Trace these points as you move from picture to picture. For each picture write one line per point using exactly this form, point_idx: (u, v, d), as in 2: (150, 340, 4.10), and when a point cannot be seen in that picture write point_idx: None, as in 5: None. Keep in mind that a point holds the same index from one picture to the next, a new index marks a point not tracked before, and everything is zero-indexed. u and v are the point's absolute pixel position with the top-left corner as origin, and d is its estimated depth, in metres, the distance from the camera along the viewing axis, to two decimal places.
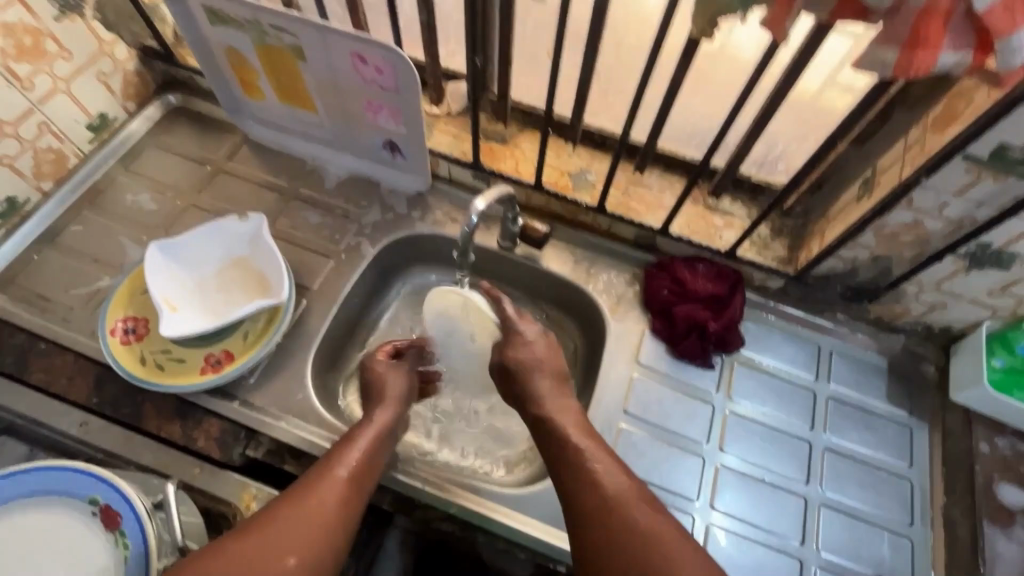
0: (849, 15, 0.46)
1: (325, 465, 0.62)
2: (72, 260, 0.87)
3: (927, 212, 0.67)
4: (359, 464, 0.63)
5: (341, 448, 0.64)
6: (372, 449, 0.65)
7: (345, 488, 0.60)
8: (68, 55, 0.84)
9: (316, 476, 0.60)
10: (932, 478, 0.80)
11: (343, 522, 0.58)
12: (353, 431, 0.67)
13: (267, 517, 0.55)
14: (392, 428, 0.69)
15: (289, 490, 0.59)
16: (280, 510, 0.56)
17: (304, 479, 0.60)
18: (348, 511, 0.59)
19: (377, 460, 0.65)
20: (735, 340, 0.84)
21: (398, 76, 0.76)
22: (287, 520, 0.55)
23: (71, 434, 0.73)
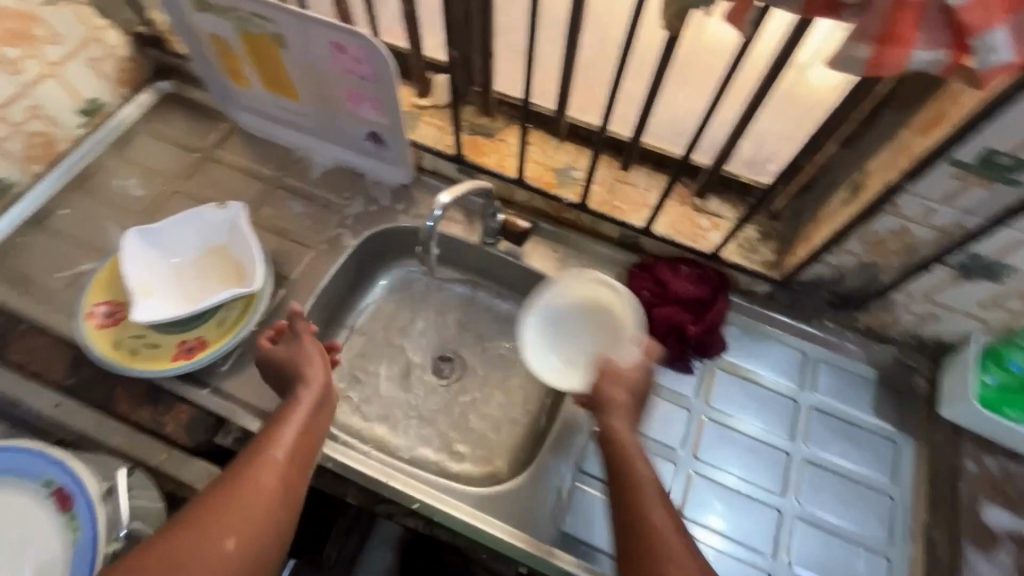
0: (822, 8, 0.44)
1: (256, 449, 0.60)
2: (58, 243, 0.89)
3: (914, 219, 0.64)
4: (294, 443, 0.62)
5: (272, 428, 0.62)
6: (307, 427, 0.64)
7: (281, 471, 0.59)
8: (59, 40, 0.85)
9: (248, 461, 0.59)
10: (915, 496, 0.77)
11: (281, 504, 0.57)
12: (284, 409, 0.65)
13: (201, 511, 0.54)
14: (325, 400, 0.68)
15: (220, 480, 0.57)
16: (213, 501, 0.55)
17: (236, 465, 0.58)
18: (286, 494, 0.58)
19: (314, 437, 0.64)
20: (716, 345, 0.82)
21: (376, 66, 0.76)
22: (222, 510, 0.54)
23: (45, 414, 0.74)
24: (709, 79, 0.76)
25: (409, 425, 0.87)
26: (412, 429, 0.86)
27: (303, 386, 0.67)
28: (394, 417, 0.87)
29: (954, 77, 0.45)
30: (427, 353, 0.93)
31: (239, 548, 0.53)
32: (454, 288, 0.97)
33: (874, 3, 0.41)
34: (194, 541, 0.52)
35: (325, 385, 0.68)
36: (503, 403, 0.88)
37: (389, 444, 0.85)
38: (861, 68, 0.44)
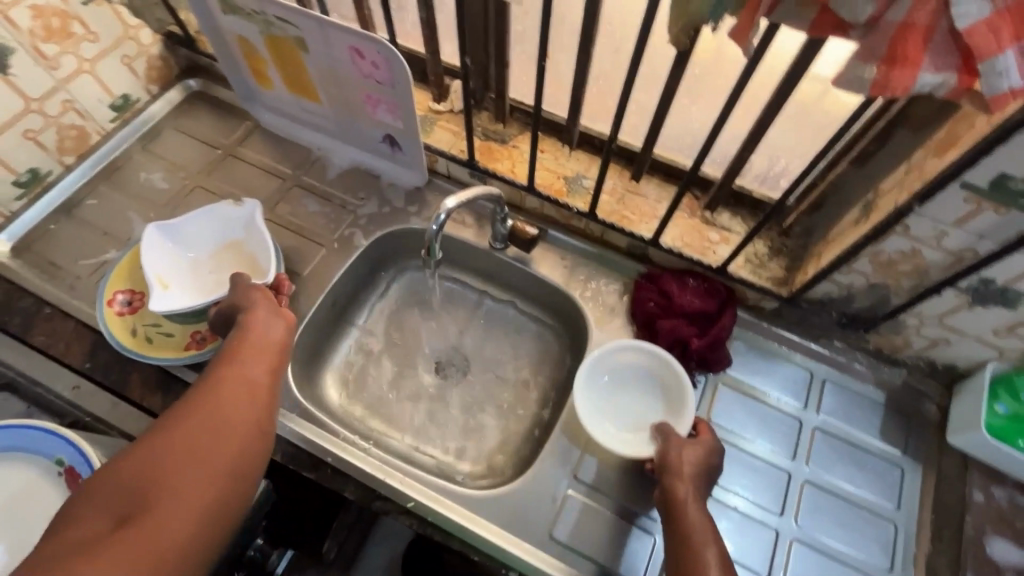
0: (828, 28, 0.44)
1: (211, 376, 0.57)
2: (85, 232, 0.92)
3: (926, 242, 0.63)
4: (250, 363, 0.59)
5: (225, 357, 0.60)
6: (263, 349, 0.62)
7: (243, 388, 0.56)
8: (94, 38, 0.89)
9: (204, 387, 0.55)
10: (920, 524, 0.75)
11: (253, 417, 0.55)
12: (234, 340, 0.62)
13: (164, 436, 0.50)
14: (276, 325, 0.66)
15: (178, 409, 0.53)
16: (176, 425, 0.51)
17: (192, 393, 0.55)
18: (256, 408, 0.55)
19: (273, 356, 0.62)
20: (720, 360, 0.81)
21: (393, 71, 0.77)
22: (189, 429, 0.50)
23: (63, 396, 0.77)
24: (722, 92, 0.76)
25: (411, 424, 0.88)
26: (414, 428, 0.88)
27: (252, 317, 0.66)
28: (397, 414, 0.89)
29: (964, 101, 0.45)
30: (433, 354, 0.94)
31: (220, 459, 0.50)
32: (461, 290, 0.98)
33: (881, 24, 0.41)
34: (170, 445, 0.49)
35: (277, 312, 0.68)
36: (504, 408, 0.89)
37: (390, 442, 0.86)
38: (867, 89, 0.44)
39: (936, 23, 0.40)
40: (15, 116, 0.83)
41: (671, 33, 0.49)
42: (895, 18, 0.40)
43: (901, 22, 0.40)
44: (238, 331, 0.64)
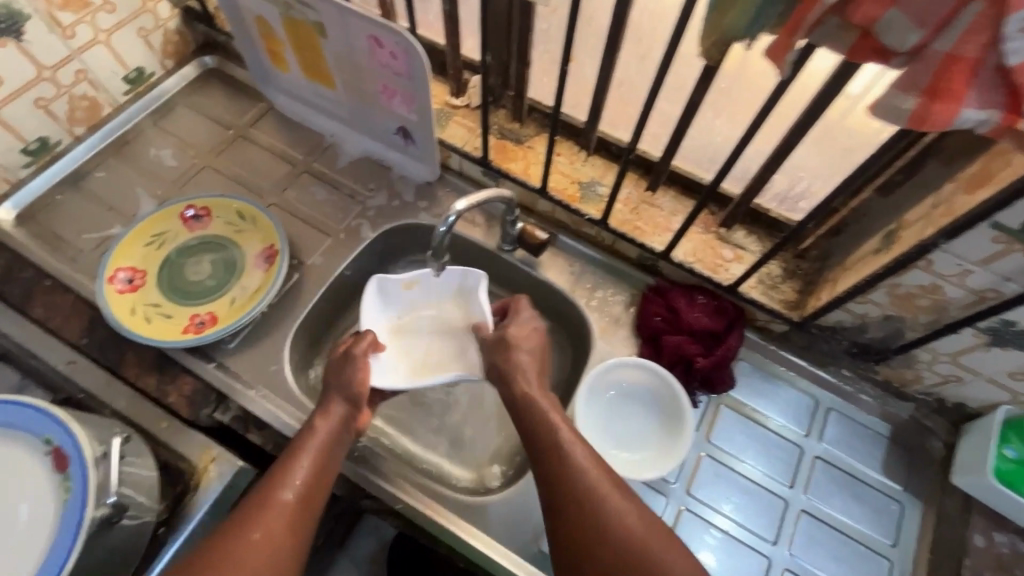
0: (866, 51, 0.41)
1: (269, 487, 0.62)
2: (90, 205, 0.92)
3: (948, 278, 0.60)
4: (306, 481, 0.63)
5: (286, 464, 0.64)
6: (322, 465, 0.65)
7: (292, 511, 0.60)
8: (112, 8, 0.88)
9: (260, 501, 0.60)
10: (916, 563, 0.74)
11: (292, 544, 0.59)
12: (297, 444, 0.66)
13: (215, 556, 0.55)
14: (339, 435, 0.68)
15: (234, 521, 0.59)
16: (227, 545, 0.56)
17: (249, 505, 0.60)
18: (296, 533, 0.60)
19: (327, 472, 0.65)
20: (724, 380, 0.80)
21: (412, 64, 0.75)
22: (234, 554, 0.56)
23: (57, 369, 0.75)
24: (747, 107, 0.73)
25: (405, 421, 0.86)
26: (408, 425, 0.86)
27: (318, 420, 0.68)
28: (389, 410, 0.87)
29: (1005, 138, 0.43)
30: None
31: None
32: None
33: (924, 53, 0.39)
34: None
35: (343, 419, 0.69)
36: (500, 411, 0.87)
37: (382, 439, 0.84)
38: (903, 120, 0.42)
39: (985, 57, 0.38)
40: (27, 83, 0.82)
41: (701, 45, 0.47)
42: (940, 47, 0.38)
43: (946, 52, 0.38)
44: (296, 441, 0.66)
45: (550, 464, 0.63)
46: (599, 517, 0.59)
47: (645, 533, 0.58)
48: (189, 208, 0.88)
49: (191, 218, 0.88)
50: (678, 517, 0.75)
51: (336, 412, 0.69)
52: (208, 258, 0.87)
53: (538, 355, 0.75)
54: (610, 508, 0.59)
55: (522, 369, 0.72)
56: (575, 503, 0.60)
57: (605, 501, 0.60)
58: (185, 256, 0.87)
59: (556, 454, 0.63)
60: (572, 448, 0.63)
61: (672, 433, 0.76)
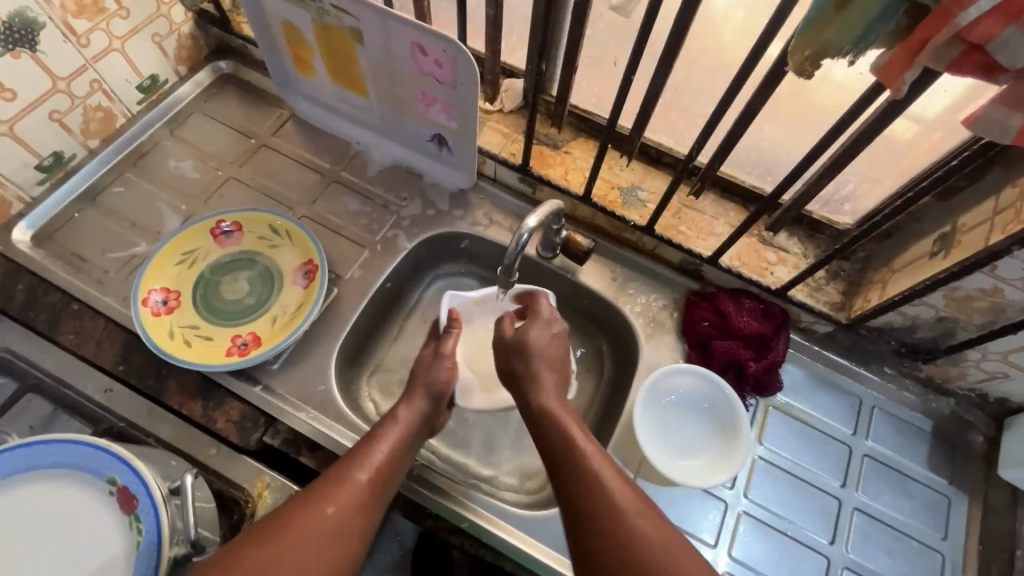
0: (972, 68, 0.41)
1: (347, 465, 0.63)
2: (110, 222, 0.87)
3: (1009, 282, 0.62)
4: (382, 466, 0.65)
5: (366, 448, 0.65)
6: (397, 452, 0.67)
7: (364, 493, 0.62)
8: (126, 14, 0.83)
9: (338, 478, 0.62)
10: (965, 554, 0.76)
11: (359, 527, 0.60)
12: (380, 429, 0.68)
13: (284, 523, 0.57)
14: (418, 430, 0.71)
15: (308, 492, 0.60)
16: (297, 513, 0.58)
17: (326, 478, 0.62)
18: (365, 515, 0.61)
19: (401, 463, 0.67)
20: (774, 384, 0.81)
21: (457, 71, 0.73)
22: (305, 524, 0.57)
23: (95, 399, 0.74)
24: None
25: (453, 435, 0.84)
26: (456, 438, 0.84)
27: (403, 410, 0.70)
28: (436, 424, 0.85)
29: None
30: None
31: None
32: None
33: None
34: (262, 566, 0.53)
35: (423, 414, 0.72)
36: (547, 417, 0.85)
37: (431, 453, 0.82)
38: (1009, 136, 0.43)
39: None
40: (42, 95, 0.78)
41: (793, 60, 0.46)
42: None
43: None
44: (375, 428, 0.68)
45: (572, 474, 0.58)
46: (624, 535, 0.52)
47: (676, 556, 0.51)
48: (221, 223, 0.84)
49: (222, 233, 0.84)
50: (737, 523, 0.76)
51: (417, 406, 0.71)
52: (242, 275, 0.84)
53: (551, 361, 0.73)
54: (633, 530, 0.53)
55: (536, 376, 0.71)
56: (594, 523, 0.54)
57: (628, 520, 0.54)
58: (219, 273, 0.84)
59: (578, 467, 0.58)
60: (593, 461, 0.59)
61: (728, 439, 0.76)
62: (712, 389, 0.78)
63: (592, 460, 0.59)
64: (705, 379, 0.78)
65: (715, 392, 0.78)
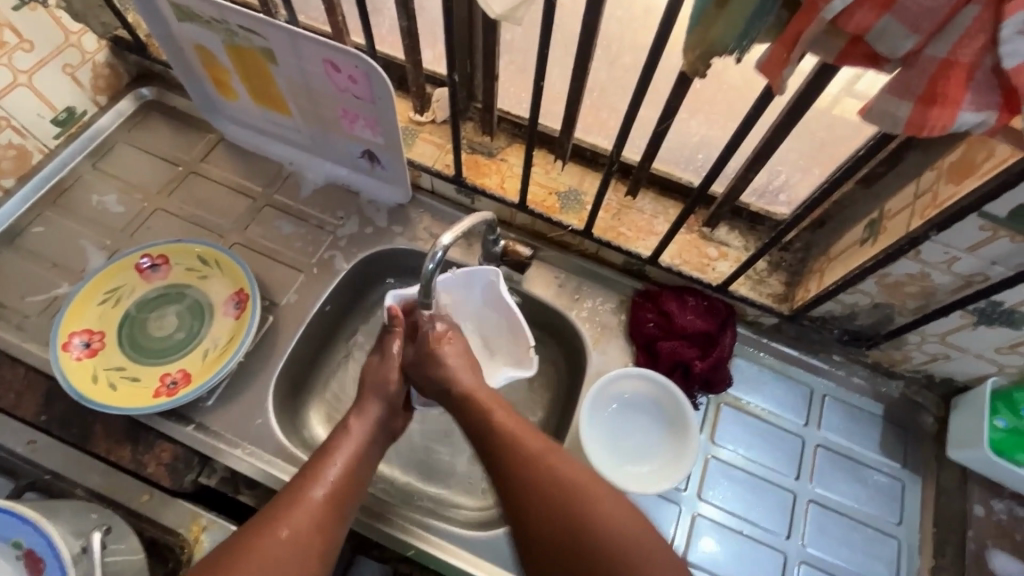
0: (859, 59, 0.40)
1: (301, 485, 0.61)
2: (31, 264, 0.84)
3: (935, 266, 0.62)
4: (339, 480, 0.62)
5: (319, 463, 0.63)
6: (354, 463, 0.64)
7: (321, 511, 0.59)
8: (29, 46, 0.79)
9: (292, 499, 0.59)
10: (920, 538, 0.76)
11: (320, 546, 0.58)
12: (333, 442, 0.65)
13: (238, 552, 0.55)
14: (376, 436, 0.68)
15: (258, 520, 0.58)
16: (251, 542, 0.55)
17: (278, 502, 0.59)
18: (326, 534, 0.59)
19: (361, 473, 0.65)
20: (722, 381, 0.79)
21: (373, 87, 0.71)
22: (260, 544, 0.55)
23: (17, 452, 0.71)
24: (725, 107, 0.72)
25: (402, 457, 0.82)
26: (406, 460, 0.81)
27: (354, 420, 0.68)
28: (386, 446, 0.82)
29: (998, 134, 0.42)
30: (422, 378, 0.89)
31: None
32: None
33: (919, 60, 0.38)
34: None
35: (378, 421, 0.69)
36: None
37: (382, 478, 0.80)
38: (899, 127, 0.42)
39: (980, 60, 0.37)
40: None
41: (686, 60, 0.45)
42: (935, 53, 0.37)
43: (942, 58, 0.37)
44: (330, 440, 0.66)
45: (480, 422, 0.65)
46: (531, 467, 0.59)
47: (567, 469, 0.59)
48: (144, 257, 0.81)
49: (147, 268, 0.81)
50: (693, 525, 0.75)
51: (372, 411, 0.69)
52: (171, 310, 0.81)
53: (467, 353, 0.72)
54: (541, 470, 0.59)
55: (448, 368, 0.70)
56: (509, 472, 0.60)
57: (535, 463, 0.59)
58: (145, 310, 0.81)
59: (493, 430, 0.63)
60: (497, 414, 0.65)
61: (677, 438, 0.76)
62: (662, 388, 0.78)
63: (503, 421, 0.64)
64: (654, 377, 0.77)
65: (664, 393, 0.78)
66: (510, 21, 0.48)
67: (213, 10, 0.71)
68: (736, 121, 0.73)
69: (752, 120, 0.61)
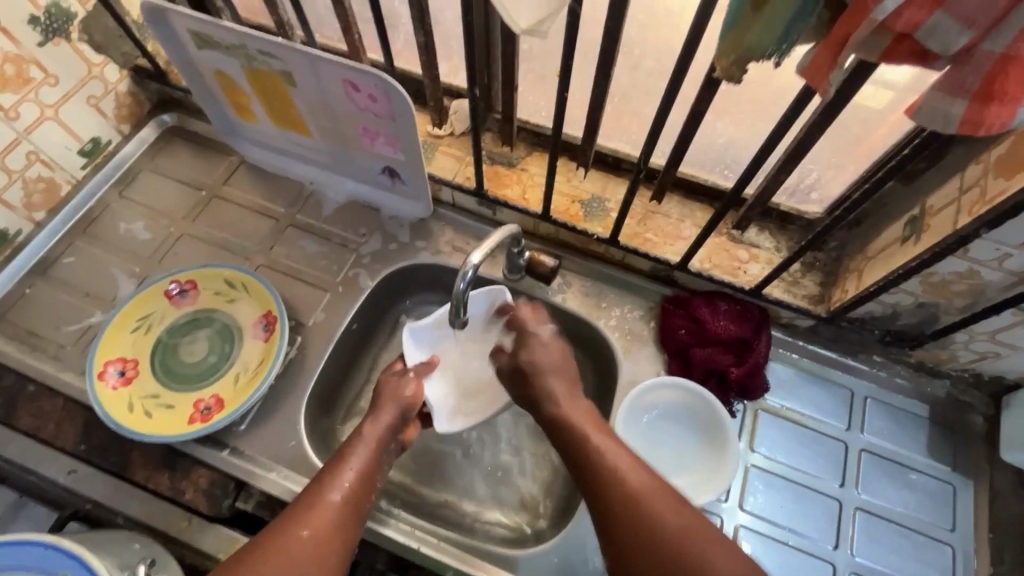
0: (905, 57, 0.38)
1: (318, 488, 0.60)
2: (63, 294, 0.85)
3: (984, 263, 0.59)
4: (354, 485, 0.62)
5: (333, 472, 0.62)
6: (367, 468, 0.64)
7: (338, 514, 0.59)
8: (55, 81, 0.80)
9: (310, 501, 0.59)
10: (975, 544, 0.73)
11: (339, 548, 0.57)
12: (348, 445, 0.65)
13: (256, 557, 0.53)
14: (387, 441, 0.67)
15: (278, 522, 0.57)
16: (271, 542, 0.55)
17: (295, 505, 0.58)
18: (343, 536, 0.58)
19: (372, 479, 0.64)
20: (759, 387, 0.77)
21: (393, 104, 0.71)
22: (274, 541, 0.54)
23: (59, 482, 0.72)
24: (753, 108, 0.71)
25: (434, 476, 0.81)
26: (439, 478, 0.81)
27: (369, 424, 0.67)
28: (419, 463, 0.82)
29: None
30: None
31: None
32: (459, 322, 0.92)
33: (974, 54, 0.36)
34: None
35: (391, 424, 0.69)
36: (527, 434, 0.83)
37: (415, 496, 0.79)
38: (953, 126, 0.40)
39: None
40: None
41: (719, 66, 0.43)
42: (992, 47, 0.35)
43: (1000, 52, 0.35)
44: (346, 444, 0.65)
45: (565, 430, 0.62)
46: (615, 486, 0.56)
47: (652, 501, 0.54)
48: (173, 283, 0.82)
49: (176, 294, 0.82)
50: (735, 537, 0.73)
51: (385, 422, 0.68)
52: (202, 334, 0.82)
53: (559, 363, 0.68)
54: (648, 505, 0.53)
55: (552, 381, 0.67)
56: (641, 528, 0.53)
57: (642, 501, 0.54)
58: (176, 336, 0.81)
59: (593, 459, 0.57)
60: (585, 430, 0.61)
61: (717, 448, 0.74)
62: (702, 405, 0.76)
63: (612, 463, 0.57)
64: (699, 399, 0.76)
65: (708, 407, 0.76)
66: (535, 35, 0.47)
67: (233, 37, 0.71)
68: (763, 122, 0.72)
69: (785, 122, 0.59)
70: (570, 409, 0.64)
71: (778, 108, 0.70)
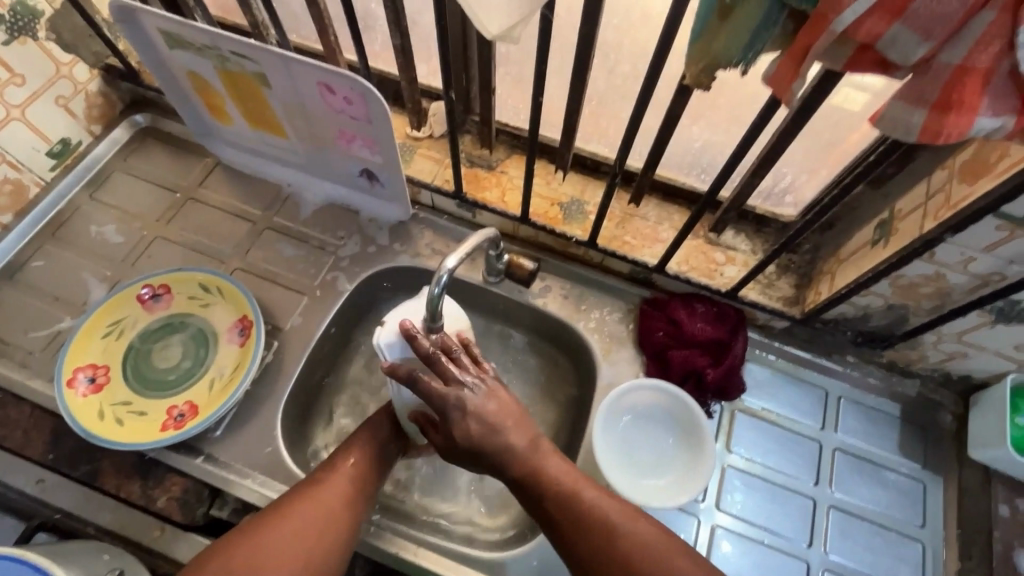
0: (867, 67, 0.39)
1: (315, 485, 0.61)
2: (31, 298, 0.83)
3: (951, 266, 0.60)
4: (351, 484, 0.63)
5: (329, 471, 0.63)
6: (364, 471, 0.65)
7: (337, 508, 0.60)
8: (21, 80, 0.78)
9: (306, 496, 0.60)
10: (945, 540, 0.74)
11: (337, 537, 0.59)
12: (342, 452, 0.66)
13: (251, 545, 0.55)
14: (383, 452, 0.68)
15: (276, 512, 0.58)
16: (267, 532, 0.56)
17: (293, 500, 0.60)
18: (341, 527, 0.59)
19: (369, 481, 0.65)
20: (735, 388, 0.78)
21: (369, 107, 0.70)
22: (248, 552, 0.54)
23: (27, 492, 0.71)
24: (728, 112, 0.72)
25: (414, 480, 0.80)
26: (418, 482, 0.80)
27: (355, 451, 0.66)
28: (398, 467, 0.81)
29: (1015, 139, 0.41)
30: None
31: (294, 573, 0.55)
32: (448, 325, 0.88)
33: (932, 65, 0.37)
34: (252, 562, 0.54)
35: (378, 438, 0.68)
36: None
37: (394, 501, 0.79)
38: (913, 134, 0.40)
39: (996, 64, 0.36)
40: None
41: (689, 73, 0.44)
42: (949, 58, 0.36)
43: (958, 63, 0.36)
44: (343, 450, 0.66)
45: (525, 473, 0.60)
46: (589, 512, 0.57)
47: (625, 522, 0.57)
48: (145, 288, 0.81)
49: (149, 298, 0.81)
50: (712, 537, 0.73)
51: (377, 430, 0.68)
52: (175, 340, 0.81)
53: (513, 415, 0.61)
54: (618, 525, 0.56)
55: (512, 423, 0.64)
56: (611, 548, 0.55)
57: (627, 534, 0.56)
58: (149, 342, 0.80)
59: (566, 494, 0.58)
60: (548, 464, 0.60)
61: (696, 449, 0.75)
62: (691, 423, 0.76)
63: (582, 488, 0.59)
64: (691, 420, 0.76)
65: (693, 417, 0.76)
66: (506, 41, 0.47)
67: (206, 37, 0.70)
68: (738, 125, 0.72)
69: (757, 127, 0.60)
70: (531, 457, 0.60)
71: (752, 112, 0.71)
